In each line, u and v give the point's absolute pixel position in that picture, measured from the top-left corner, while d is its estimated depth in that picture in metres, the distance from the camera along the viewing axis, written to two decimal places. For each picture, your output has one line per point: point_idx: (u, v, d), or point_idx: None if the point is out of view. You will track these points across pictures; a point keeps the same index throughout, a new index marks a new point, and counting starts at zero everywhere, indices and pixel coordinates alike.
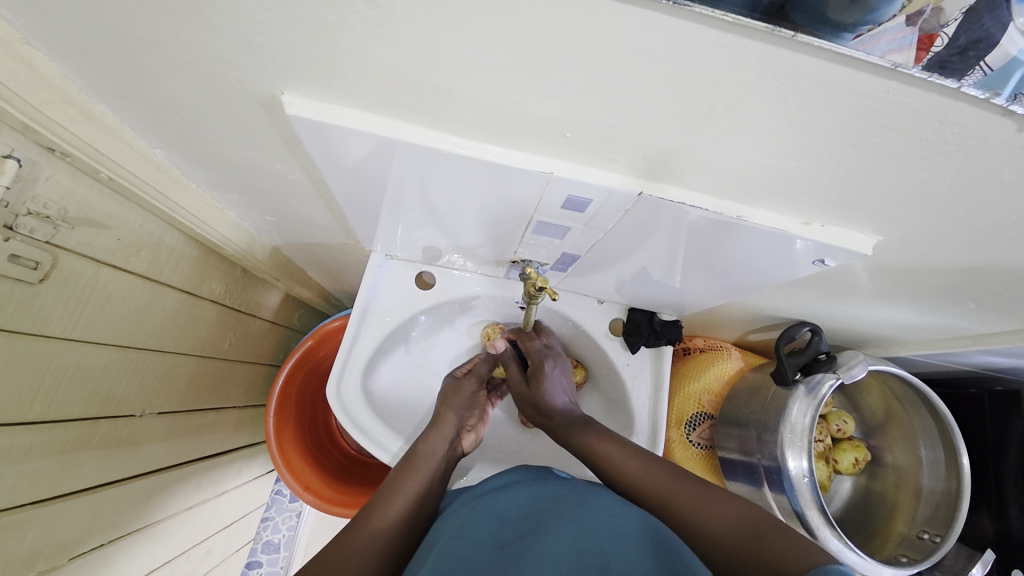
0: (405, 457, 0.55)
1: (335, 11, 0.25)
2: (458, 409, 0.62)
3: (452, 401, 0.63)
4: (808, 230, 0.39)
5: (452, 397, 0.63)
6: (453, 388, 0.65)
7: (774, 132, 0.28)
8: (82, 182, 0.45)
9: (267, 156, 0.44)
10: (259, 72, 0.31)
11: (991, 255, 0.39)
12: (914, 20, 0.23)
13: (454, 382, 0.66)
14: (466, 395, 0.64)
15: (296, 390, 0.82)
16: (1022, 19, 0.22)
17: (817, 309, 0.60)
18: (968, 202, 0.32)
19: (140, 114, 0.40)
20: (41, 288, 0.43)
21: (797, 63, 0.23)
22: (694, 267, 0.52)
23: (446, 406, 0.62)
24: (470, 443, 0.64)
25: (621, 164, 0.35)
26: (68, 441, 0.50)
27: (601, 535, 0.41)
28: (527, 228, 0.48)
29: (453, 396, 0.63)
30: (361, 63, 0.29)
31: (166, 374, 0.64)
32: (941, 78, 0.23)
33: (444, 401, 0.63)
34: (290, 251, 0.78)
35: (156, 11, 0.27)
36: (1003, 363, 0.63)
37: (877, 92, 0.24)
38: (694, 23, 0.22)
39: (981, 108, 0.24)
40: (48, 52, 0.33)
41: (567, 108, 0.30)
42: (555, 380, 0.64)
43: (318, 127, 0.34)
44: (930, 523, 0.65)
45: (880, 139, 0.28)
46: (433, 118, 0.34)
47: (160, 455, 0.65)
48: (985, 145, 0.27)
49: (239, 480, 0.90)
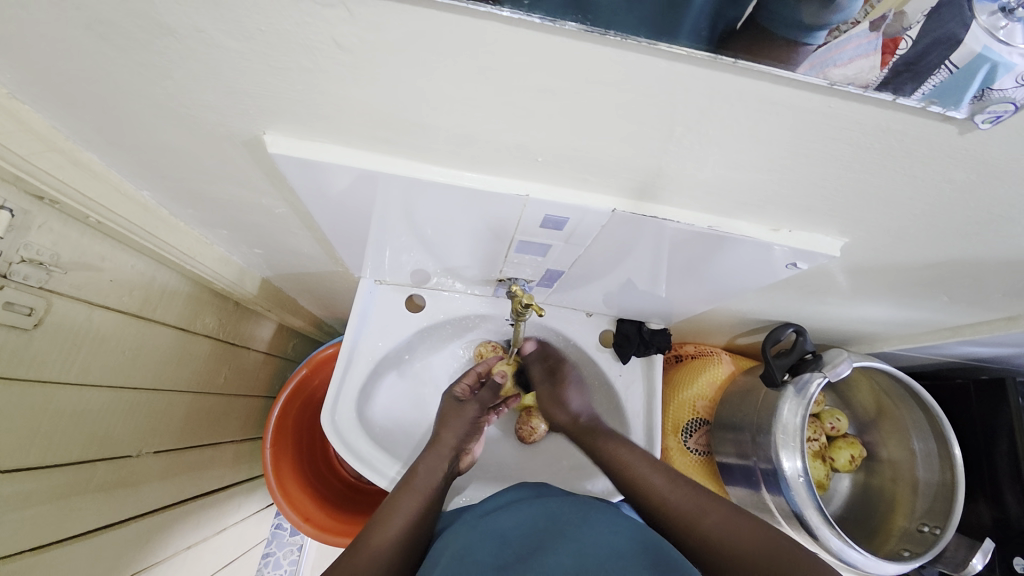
0: (407, 473, 0.56)
1: (310, 57, 0.26)
2: (456, 432, 0.62)
3: (451, 423, 0.63)
4: (779, 236, 0.41)
5: (450, 417, 0.63)
6: (453, 409, 0.64)
7: (731, 148, 0.30)
8: (74, 227, 0.46)
9: (253, 193, 0.45)
10: (241, 116, 0.33)
11: (955, 250, 0.40)
12: (876, 27, 0.23)
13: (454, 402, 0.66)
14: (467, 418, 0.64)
15: (291, 420, 0.82)
16: (984, 18, 0.22)
17: (796, 310, 0.61)
18: (922, 202, 0.34)
19: (125, 158, 0.41)
20: (36, 334, 0.44)
21: (744, 85, 0.25)
22: (677, 276, 0.54)
23: (445, 427, 0.62)
24: (466, 463, 0.64)
25: (593, 182, 0.37)
26: (67, 486, 0.49)
27: (598, 553, 0.42)
28: (510, 248, 0.50)
29: (453, 418, 0.63)
30: (335, 102, 0.30)
31: (162, 411, 0.64)
32: (876, 93, 0.24)
33: (443, 422, 0.63)
34: (281, 282, 0.79)
35: (140, 64, 0.28)
36: (984, 352, 0.65)
37: (819, 108, 0.26)
38: (646, 55, 0.24)
39: (920, 115, 0.26)
40: (34, 104, 0.34)
41: (534, 135, 0.31)
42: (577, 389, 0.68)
43: (300, 164, 0.36)
44: (929, 515, 0.66)
45: (830, 148, 0.29)
46: (408, 149, 0.35)
47: (157, 495, 0.65)
48: (929, 149, 0.28)
49: (239, 516, 0.89)
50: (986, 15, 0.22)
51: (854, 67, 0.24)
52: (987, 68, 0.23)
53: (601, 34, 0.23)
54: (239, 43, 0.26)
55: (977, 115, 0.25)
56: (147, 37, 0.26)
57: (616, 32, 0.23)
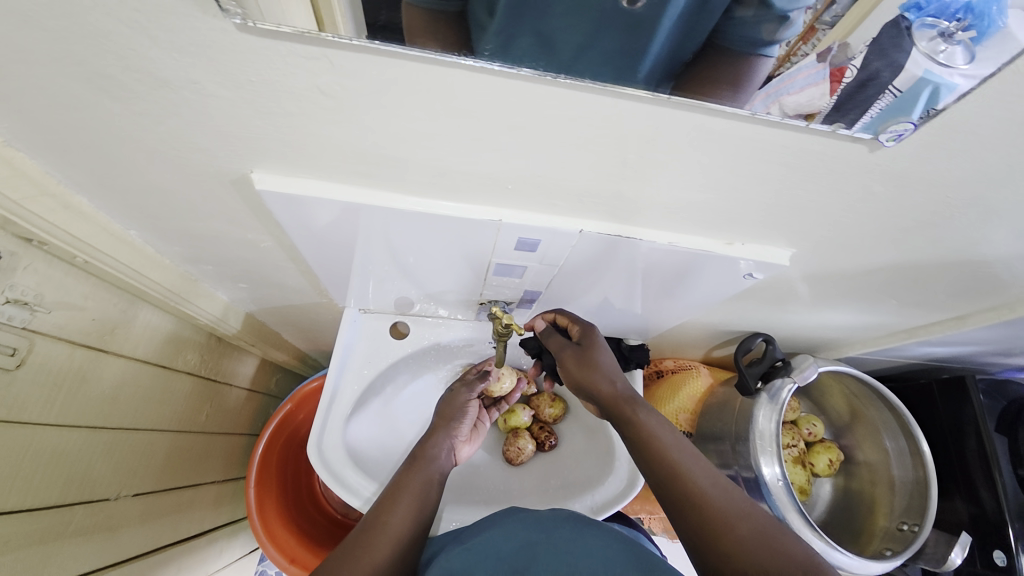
0: (411, 457, 0.58)
1: (296, 104, 0.29)
2: (454, 421, 0.64)
3: (449, 412, 0.65)
4: (735, 249, 0.44)
5: (449, 408, 0.65)
6: (450, 399, 0.66)
7: (679, 172, 0.34)
8: (59, 267, 0.47)
9: (239, 229, 0.47)
10: (230, 157, 0.35)
11: (894, 255, 0.44)
12: (823, 57, 0.26)
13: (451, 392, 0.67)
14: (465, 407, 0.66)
15: (276, 458, 0.81)
16: (925, 44, 0.25)
17: (763, 320, 0.65)
18: (854, 213, 0.38)
19: (114, 200, 0.43)
20: (19, 374, 0.44)
21: (682, 116, 0.28)
22: (649, 293, 0.57)
23: (444, 417, 0.64)
24: (464, 453, 0.66)
25: (561, 207, 0.40)
26: (45, 530, 0.48)
27: (593, 564, 0.43)
28: (488, 271, 0.52)
29: (452, 408, 0.65)
30: (319, 142, 0.33)
31: (142, 452, 0.63)
32: (790, 119, 0.28)
33: (442, 412, 0.65)
34: (265, 316, 0.79)
35: (135, 112, 0.31)
36: (941, 352, 0.69)
37: (750, 134, 0.30)
38: (595, 94, 0.27)
39: (833, 138, 0.30)
40: (28, 151, 0.36)
41: (504, 166, 0.34)
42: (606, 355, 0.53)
43: (285, 199, 0.38)
44: (907, 513, 0.67)
45: (766, 169, 0.33)
46: (388, 183, 0.38)
47: (137, 540, 0.63)
48: (850, 167, 0.32)
49: (221, 562, 0.86)
50: (926, 41, 0.25)
51: (807, 94, 0.27)
52: (930, 90, 0.26)
53: (552, 78, 0.26)
54: (230, 91, 0.28)
55: (881, 134, 0.29)
56: (142, 87, 0.28)
57: (566, 75, 0.26)
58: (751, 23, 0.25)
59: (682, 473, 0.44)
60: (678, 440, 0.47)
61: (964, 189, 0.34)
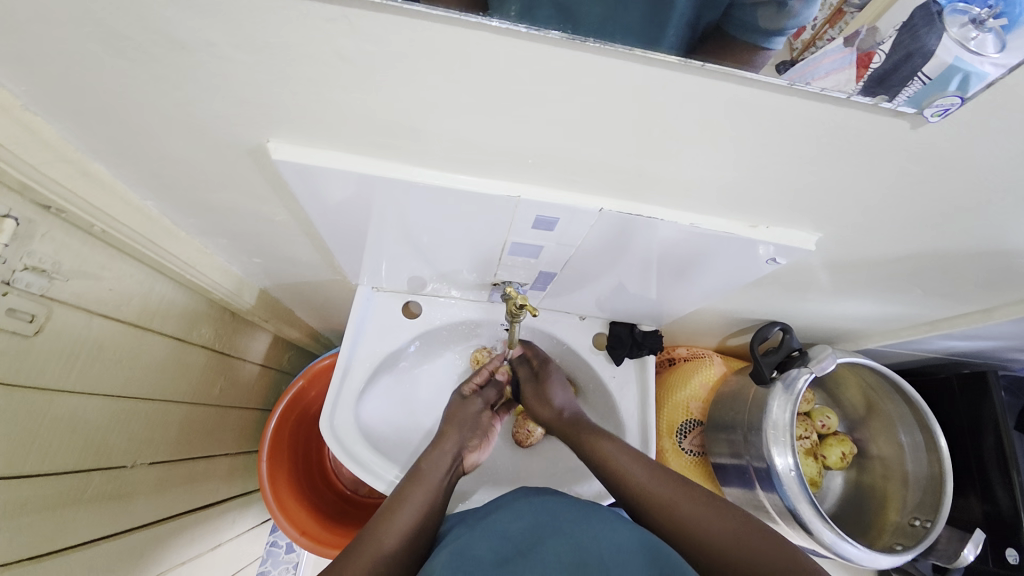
0: (412, 469, 0.57)
1: (315, 68, 0.28)
2: (462, 429, 0.63)
3: (456, 420, 0.64)
4: (758, 232, 0.43)
5: (455, 415, 0.64)
6: (458, 406, 0.65)
7: (706, 148, 0.32)
8: (76, 236, 0.47)
9: (255, 201, 0.47)
10: (247, 125, 0.34)
11: (925, 242, 0.42)
12: (851, 41, 0.26)
13: (460, 400, 0.66)
14: (472, 414, 0.65)
15: (288, 433, 0.82)
16: (955, 30, 0.24)
17: (782, 309, 0.63)
18: (887, 196, 0.36)
19: (131, 168, 0.43)
20: (37, 340, 0.45)
21: (714, 87, 0.27)
22: (667, 278, 0.56)
23: (450, 424, 0.63)
24: (472, 464, 0.64)
25: (581, 184, 0.39)
26: (62, 495, 0.49)
27: (599, 548, 0.43)
28: (504, 250, 0.51)
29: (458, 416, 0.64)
30: (338, 111, 0.32)
31: (158, 422, 0.64)
32: (830, 91, 0.26)
33: (448, 419, 0.64)
34: (278, 293, 0.80)
35: (153, 76, 0.30)
36: (964, 346, 0.67)
37: (784, 107, 0.28)
38: (625, 61, 0.26)
39: (873, 112, 0.28)
40: (46, 116, 0.36)
41: (524, 138, 0.33)
42: (559, 384, 0.66)
43: (301, 170, 0.37)
44: (920, 509, 0.67)
45: (799, 146, 0.31)
46: (406, 155, 0.37)
47: (152, 508, 0.64)
48: (889, 145, 0.31)
49: (233, 533, 0.88)
50: (957, 27, 0.24)
51: (833, 79, 0.26)
52: (960, 77, 0.25)
53: (581, 42, 0.25)
54: (247, 54, 0.28)
55: (926, 109, 0.27)
56: (160, 49, 0.28)
57: (596, 39, 0.25)
58: (751, 9, 0.25)
59: (624, 474, 0.53)
60: (620, 446, 0.56)
61: (1006, 173, 0.32)
